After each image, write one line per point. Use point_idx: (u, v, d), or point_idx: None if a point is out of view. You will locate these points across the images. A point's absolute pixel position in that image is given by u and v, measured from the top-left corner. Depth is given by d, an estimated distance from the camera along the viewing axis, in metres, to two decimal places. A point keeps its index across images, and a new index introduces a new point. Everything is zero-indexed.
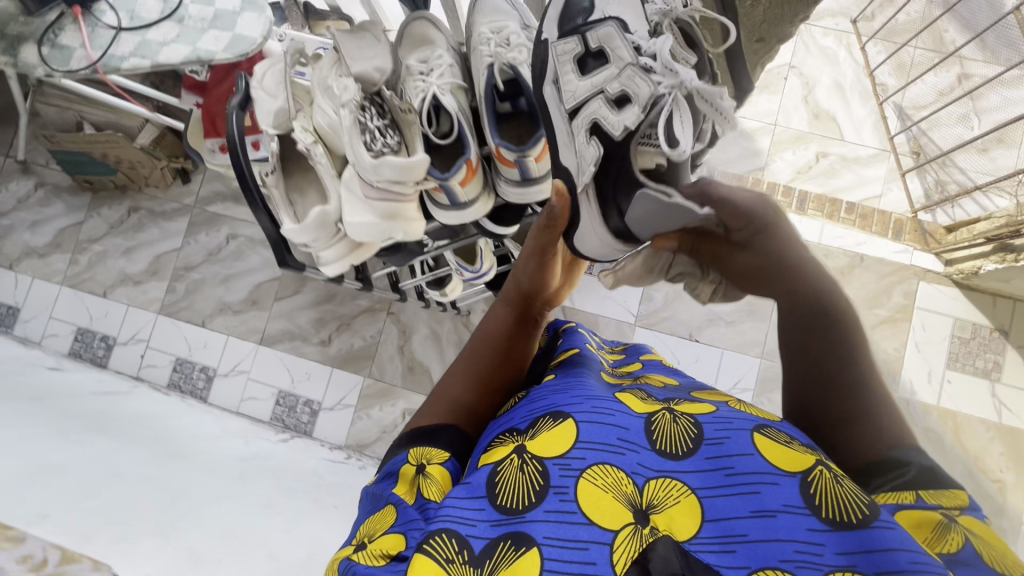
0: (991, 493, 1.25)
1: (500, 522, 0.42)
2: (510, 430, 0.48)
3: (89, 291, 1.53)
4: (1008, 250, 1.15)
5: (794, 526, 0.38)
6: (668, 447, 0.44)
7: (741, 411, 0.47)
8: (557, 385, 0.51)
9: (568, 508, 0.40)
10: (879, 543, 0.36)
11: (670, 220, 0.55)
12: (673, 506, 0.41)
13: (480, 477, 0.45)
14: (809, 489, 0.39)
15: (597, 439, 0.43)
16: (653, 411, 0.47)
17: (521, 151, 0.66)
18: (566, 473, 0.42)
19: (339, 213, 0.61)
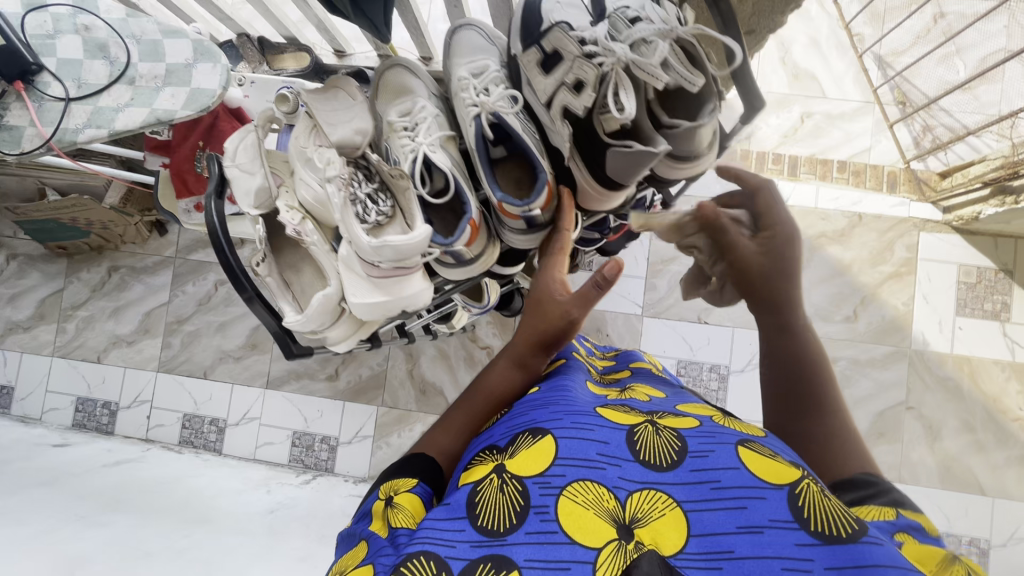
0: (1013, 432, 1.26)
1: (481, 543, 0.43)
2: (490, 449, 0.51)
3: (82, 359, 1.48)
4: (1007, 193, 1.12)
5: (782, 542, 0.40)
6: (652, 459, 0.47)
7: (724, 427, 0.51)
8: (540, 400, 0.54)
9: (550, 528, 0.43)
10: (869, 559, 0.38)
11: (636, 166, 0.58)
12: (659, 518, 0.43)
13: (460, 498, 0.47)
14: (797, 501, 0.42)
15: (577, 454, 0.47)
16: (635, 423, 0.50)
17: (528, 207, 0.60)
18: (546, 491, 0.45)
19: (340, 293, 0.57)
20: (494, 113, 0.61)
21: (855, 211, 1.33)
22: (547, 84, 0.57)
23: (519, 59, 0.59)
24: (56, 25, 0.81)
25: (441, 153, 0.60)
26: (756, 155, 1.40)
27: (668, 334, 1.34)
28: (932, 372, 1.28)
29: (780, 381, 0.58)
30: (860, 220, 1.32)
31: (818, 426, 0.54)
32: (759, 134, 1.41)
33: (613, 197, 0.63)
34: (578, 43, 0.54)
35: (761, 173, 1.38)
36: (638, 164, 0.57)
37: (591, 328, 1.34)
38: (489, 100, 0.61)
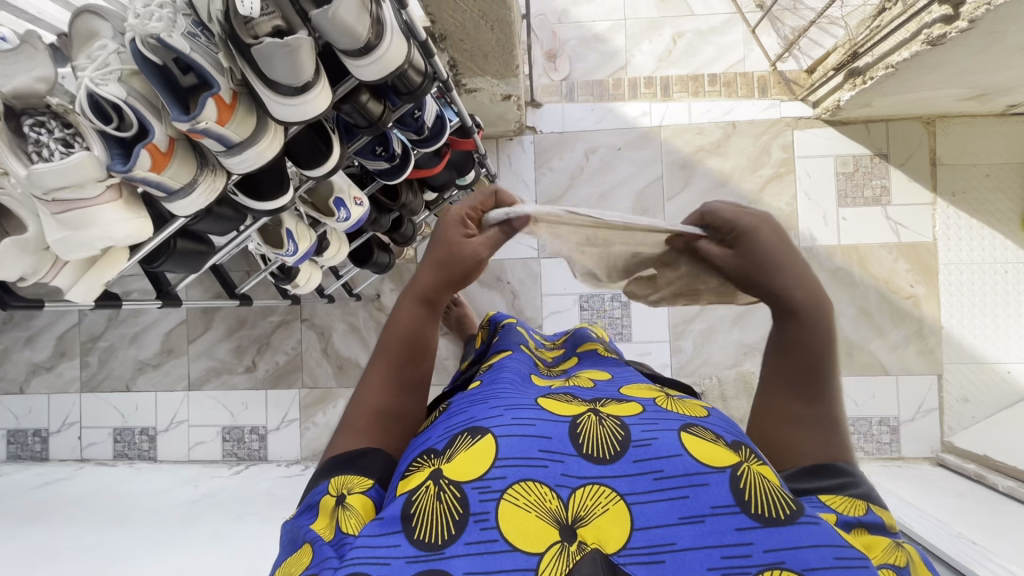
0: (908, 310, 1.30)
1: (419, 559, 0.29)
2: (426, 454, 0.35)
3: (5, 392, 1.49)
4: (856, 75, 1.13)
5: (722, 529, 0.30)
6: (595, 452, 0.33)
7: (669, 410, 0.38)
8: (478, 395, 0.40)
9: (489, 537, 0.29)
10: (808, 539, 0.29)
11: (290, 61, 0.43)
12: (602, 515, 0.30)
13: (396, 508, 0.31)
14: (739, 484, 0.31)
15: (517, 453, 0.32)
16: (577, 413, 0.36)
17: (192, 121, 0.43)
18: (486, 497, 0.31)
19: (43, 238, 0.45)
20: (154, 38, 0.42)
21: (727, 121, 1.35)
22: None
23: None
24: None
25: (114, 86, 0.44)
26: (630, 82, 1.41)
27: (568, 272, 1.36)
28: (823, 265, 1.32)
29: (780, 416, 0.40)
30: (734, 129, 1.34)
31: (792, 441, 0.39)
32: (634, 62, 1.42)
33: (302, 101, 0.46)
34: None
35: (634, 100, 1.38)
36: (291, 54, 0.43)
37: (491, 277, 1.36)
38: (138, 16, 0.42)
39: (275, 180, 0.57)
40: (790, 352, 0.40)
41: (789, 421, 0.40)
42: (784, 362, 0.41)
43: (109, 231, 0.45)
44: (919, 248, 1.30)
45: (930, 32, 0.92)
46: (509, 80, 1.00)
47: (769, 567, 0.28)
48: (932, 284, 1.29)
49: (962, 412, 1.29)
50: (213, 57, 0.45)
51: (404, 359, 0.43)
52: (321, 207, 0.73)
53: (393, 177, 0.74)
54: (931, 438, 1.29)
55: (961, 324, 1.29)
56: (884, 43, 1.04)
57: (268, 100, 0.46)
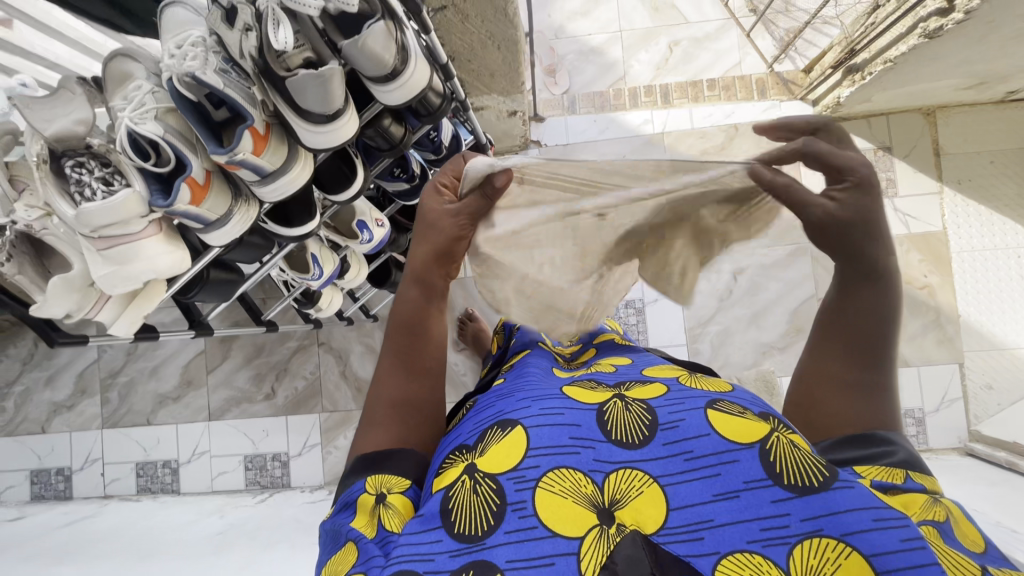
0: (923, 300, 1.30)
1: (461, 551, 0.32)
2: (459, 450, 0.38)
3: (27, 432, 1.50)
4: (854, 71, 1.15)
5: (757, 501, 0.32)
6: (624, 437, 0.36)
7: (693, 389, 0.40)
8: (505, 391, 0.44)
9: (528, 524, 0.32)
10: (845, 504, 0.31)
11: (321, 90, 0.44)
12: (636, 498, 0.33)
13: (434, 504, 0.35)
14: (769, 457, 0.33)
15: (549, 443, 0.35)
16: (603, 401, 0.39)
17: (230, 153, 0.45)
18: (522, 486, 0.34)
19: (88, 274, 0.46)
20: (189, 75, 0.44)
21: (729, 124, 1.36)
22: (233, 37, 0.44)
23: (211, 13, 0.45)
24: None
25: (152, 124, 0.45)
26: (630, 91, 1.43)
27: None
28: None
29: (832, 383, 0.43)
30: (736, 131, 1.36)
31: (842, 406, 0.42)
32: (632, 72, 1.44)
33: (335, 126, 0.48)
34: None
35: (635, 108, 1.41)
36: (322, 85, 0.44)
37: None
38: (175, 58, 0.44)
39: (303, 208, 0.58)
40: (852, 320, 0.43)
41: (834, 384, 0.43)
42: (832, 328, 0.44)
43: (152, 265, 0.47)
44: (929, 238, 1.30)
45: (926, 25, 0.94)
46: (514, 96, 1.03)
47: (808, 535, 0.30)
48: (945, 273, 1.29)
49: (987, 400, 1.28)
50: (245, 91, 0.46)
51: (407, 345, 0.45)
52: (343, 231, 0.74)
53: (410, 198, 0.76)
54: (957, 428, 1.27)
55: (977, 311, 1.29)
56: (881, 39, 1.06)
57: (300, 128, 0.48)
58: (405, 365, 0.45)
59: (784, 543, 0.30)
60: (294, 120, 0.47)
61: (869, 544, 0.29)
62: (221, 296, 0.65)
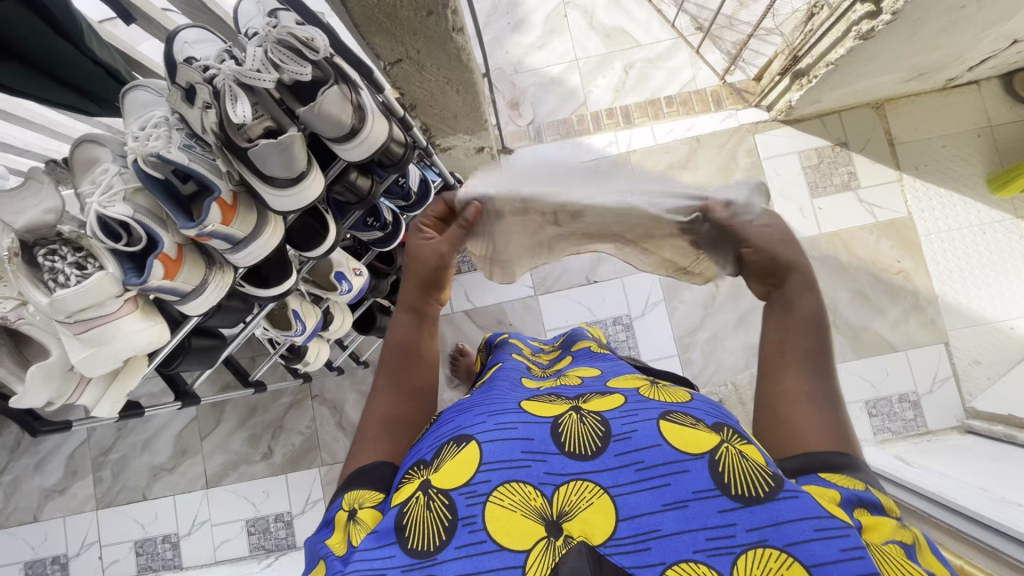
0: (901, 285, 1.33)
1: (413, 567, 0.35)
2: (417, 466, 0.41)
3: (20, 522, 1.45)
4: (801, 76, 1.21)
5: (705, 511, 0.34)
6: (576, 449, 0.38)
7: (650, 399, 0.43)
8: (465, 405, 0.46)
9: (477, 539, 0.35)
10: (787, 514, 0.33)
11: (286, 154, 0.46)
12: (587, 509, 0.35)
13: (389, 521, 0.37)
14: (718, 467, 0.36)
15: (501, 458, 0.38)
16: (559, 413, 0.41)
17: (198, 226, 0.46)
18: (472, 501, 0.36)
19: (67, 358, 0.46)
20: (155, 155, 0.46)
21: (691, 136, 1.42)
22: (195, 115, 0.46)
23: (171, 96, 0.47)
24: None
25: (120, 206, 0.47)
26: (592, 116, 1.48)
27: (565, 305, 1.38)
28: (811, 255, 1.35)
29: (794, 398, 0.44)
30: (698, 143, 1.41)
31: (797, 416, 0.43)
32: (592, 97, 1.49)
33: (300, 189, 0.49)
34: (202, 71, 0.45)
35: (599, 132, 1.46)
36: (286, 149, 0.46)
37: (493, 322, 1.39)
38: (139, 140, 0.47)
39: (279, 268, 0.59)
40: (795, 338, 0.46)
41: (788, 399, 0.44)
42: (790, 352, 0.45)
43: (129, 342, 0.47)
44: (897, 224, 1.34)
45: (860, 28, 1.01)
46: (479, 134, 1.06)
47: (753, 545, 0.33)
48: (917, 256, 1.33)
49: (977, 375, 1.29)
50: (209, 164, 0.48)
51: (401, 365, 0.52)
52: (322, 283, 0.75)
53: (385, 245, 0.77)
54: (953, 407, 1.28)
55: (954, 290, 1.32)
56: (820, 43, 1.11)
57: (266, 192, 0.49)
58: (403, 378, 0.51)
59: (729, 552, 0.32)
60: (260, 186, 0.49)
61: (811, 553, 0.32)
62: (205, 363, 0.65)
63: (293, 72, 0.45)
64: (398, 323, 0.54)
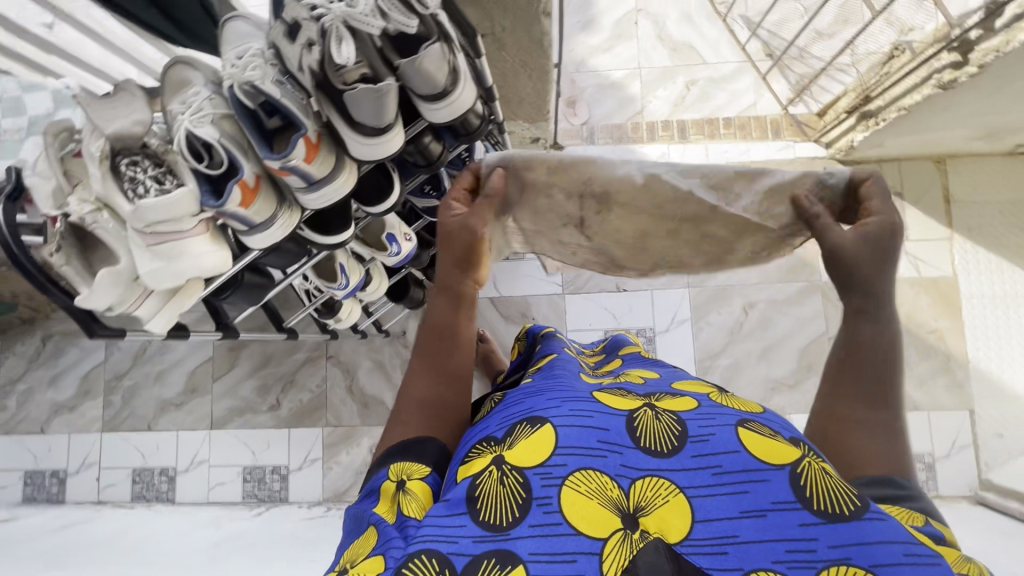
0: (934, 344, 1.31)
1: (484, 539, 0.34)
2: (485, 441, 0.41)
3: (26, 432, 1.48)
4: (868, 117, 1.20)
5: (786, 523, 0.34)
6: (652, 445, 0.39)
7: (723, 406, 0.43)
8: (533, 389, 0.46)
9: (553, 520, 0.35)
10: (874, 536, 0.33)
11: (380, 103, 0.47)
12: (662, 506, 0.36)
13: (460, 491, 0.37)
14: (799, 481, 0.36)
15: (577, 443, 0.38)
16: (633, 409, 0.42)
17: (283, 159, 0.47)
18: (548, 482, 0.36)
19: (134, 268, 0.47)
20: (249, 85, 0.47)
21: (744, 161, 1.41)
22: (294, 50, 0.46)
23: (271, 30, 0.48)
24: None
25: (208, 128, 0.48)
26: (647, 126, 1.47)
27: (591, 308, 1.38)
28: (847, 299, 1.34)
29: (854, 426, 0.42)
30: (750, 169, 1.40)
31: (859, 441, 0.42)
32: (649, 107, 1.48)
33: (384, 140, 0.50)
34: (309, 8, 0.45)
35: (652, 142, 1.45)
36: (382, 99, 0.46)
37: (516, 314, 1.39)
38: (238, 67, 0.47)
39: (341, 218, 0.59)
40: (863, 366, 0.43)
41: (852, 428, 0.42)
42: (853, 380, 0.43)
43: (197, 262, 0.48)
44: (940, 282, 1.32)
45: (941, 77, 1.00)
46: (539, 123, 1.06)
47: (834, 562, 0.33)
48: (956, 317, 1.31)
49: (996, 448, 1.26)
50: (300, 101, 0.48)
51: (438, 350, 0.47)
52: (371, 243, 0.75)
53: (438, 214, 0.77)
54: (968, 475, 1.25)
55: (987, 357, 1.30)
56: (895, 87, 1.10)
57: (350, 137, 0.50)
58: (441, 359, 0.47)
59: (810, 567, 0.33)
60: (347, 132, 0.49)
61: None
62: (249, 300, 0.66)
63: (400, 22, 0.45)
64: (432, 303, 0.49)
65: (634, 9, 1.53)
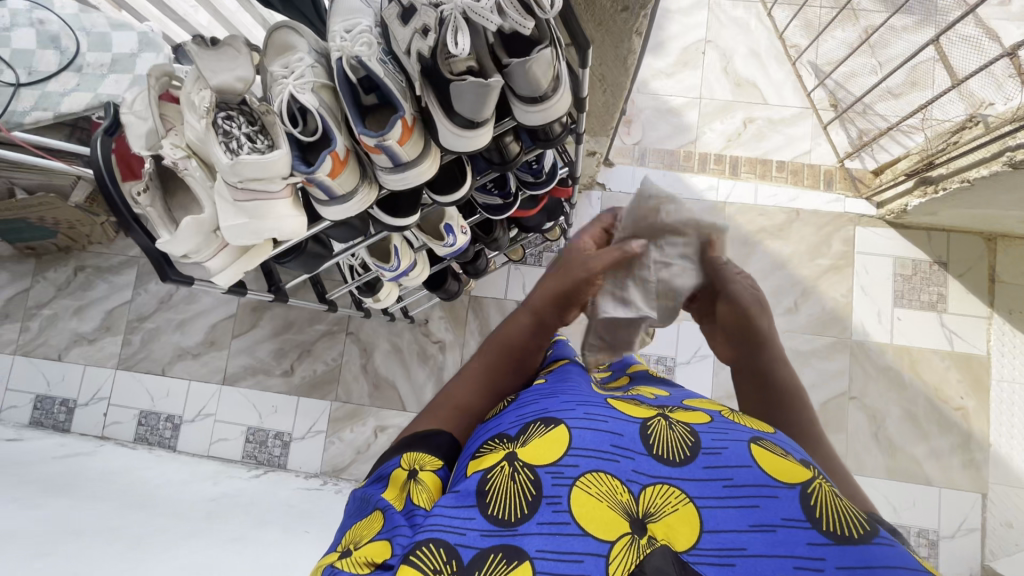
0: (956, 421, 1.29)
1: (492, 533, 0.36)
2: (499, 437, 0.41)
3: (43, 357, 1.50)
4: (928, 183, 1.18)
5: (794, 540, 0.34)
6: (665, 453, 0.39)
7: (737, 422, 0.42)
8: (546, 388, 0.45)
9: (561, 519, 0.35)
10: (882, 561, 0.33)
11: (483, 98, 0.47)
12: (671, 514, 0.36)
13: (470, 484, 0.38)
14: (809, 501, 0.35)
15: (590, 446, 0.38)
16: (647, 417, 0.42)
17: (380, 137, 0.47)
18: (559, 482, 0.37)
19: (216, 220, 0.49)
20: (356, 59, 0.48)
21: (792, 207, 1.39)
22: (404, 33, 0.47)
23: (382, 11, 0.49)
24: (12, 18, 0.87)
25: (309, 95, 0.49)
26: (699, 156, 1.46)
27: None
28: (875, 362, 1.32)
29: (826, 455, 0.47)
30: (797, 216, 1.38)
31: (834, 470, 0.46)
32: (704, 138, 1.47)
33: (474, 134, 0.50)
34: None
35: (702, 173, 1.45)
36: (485, 95, 0.47)
37: None
38: (348, 41, 0.49)
39: (410, 203, 0.60)
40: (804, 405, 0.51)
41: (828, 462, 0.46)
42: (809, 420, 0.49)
43: (279, 225, 0.49)
44: (971, 360, 1.30)
45: (1013, 156, 0.99)
46: (599, 138, 1.07)
47: None
48: (982, 398, 1.29)
49: (1005, 537, 1.23)
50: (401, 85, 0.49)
51: (495, 365, 0.50)
52: (428, 231, 0.76)
53: (498, 214, 0.77)
54: (971, 560, 1.23)
55: (1010, 444, 1.27)
56: (962, 158, 1.10)
57: (442, 126, 0.50)
58: (492, 372, 0.50)
59: None
60: (441, 120, 0.50)
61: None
62: (305, 269, 0.67)
63: (515, 23, 0.45)
64: (515, 320, 0.52)
65: (704, 39, 1.53)
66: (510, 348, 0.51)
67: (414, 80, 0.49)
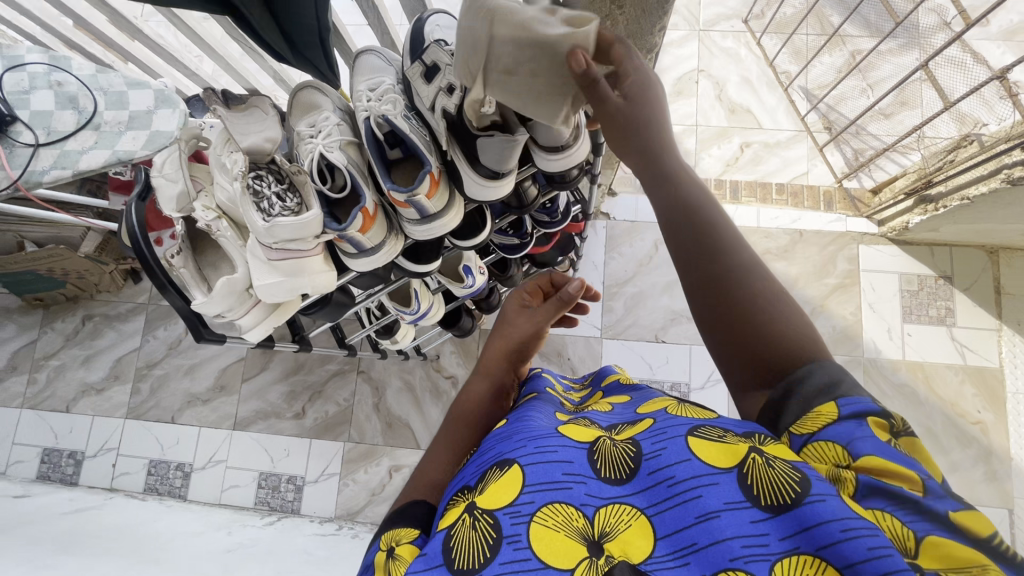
0: (976, 436, 1.28)
1: None
2: (463, 490, 0.39)
3: (50, 409, 1.48)
4: (927, 202, 1.20)
5: (737, 522, 0.32)
6: (611, 472, 0.37)
7: (678, 415, 0.40)
8: (506, 428, 0.43)
9: (522, 556, 0.33)
10: (813, 518, 0.30)
11: (509, 152, 0.49)
12: (626, 530, 0.34)
13: (437, 544, 0.35)
14: (747, 479, 0.33)
15: (541, 479, 0.36)
16: (592, 438, 0.39)
17: (410, 193, 0.48)
18: (517, 520, 0.34)
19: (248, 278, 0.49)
20: (383, 117, 0.50)
21: (795, 228, 1.41)
22: (429, 91, 0.49)
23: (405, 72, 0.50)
24: (31, 82, 0.89)
25: (339, 153, 0.50)
26: None
27: (627, 355, 1.38)
28: (889, 379, 1.32)
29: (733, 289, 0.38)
30: (800, 236, 1.40)
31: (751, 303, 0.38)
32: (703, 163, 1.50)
33: (497, 183, 0.52)
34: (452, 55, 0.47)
35: None
36: (509, 148, 0.48)
37: (551, 352, 1.38)
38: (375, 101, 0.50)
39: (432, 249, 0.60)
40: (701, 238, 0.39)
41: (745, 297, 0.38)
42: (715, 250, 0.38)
43: (313, 280, 0.50)
44: (984, 373, 1.30)
45: (1012, 172, 1.01)
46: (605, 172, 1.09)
47: (787, 553, 0.30)
48: (1000, 411, 1.28)
49: None
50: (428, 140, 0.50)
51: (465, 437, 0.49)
52: (447, 273, 0.77)
53: (513, 253, 0.78)
54: None
55: None
56: (960, 176, 1.12)
57: (467, 175, 0.52)
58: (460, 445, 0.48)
59: (763, 563, 0.30)
60: (466, 171, 0.52)
61: (842, 558, 0.28)
62: (330, 317, 0.68)
63: None
64: (471, 385, 0.53)
65: (696, 69, 1.58)
66: (471, 417, 0.50)
67: (440, 136, 0.50)
